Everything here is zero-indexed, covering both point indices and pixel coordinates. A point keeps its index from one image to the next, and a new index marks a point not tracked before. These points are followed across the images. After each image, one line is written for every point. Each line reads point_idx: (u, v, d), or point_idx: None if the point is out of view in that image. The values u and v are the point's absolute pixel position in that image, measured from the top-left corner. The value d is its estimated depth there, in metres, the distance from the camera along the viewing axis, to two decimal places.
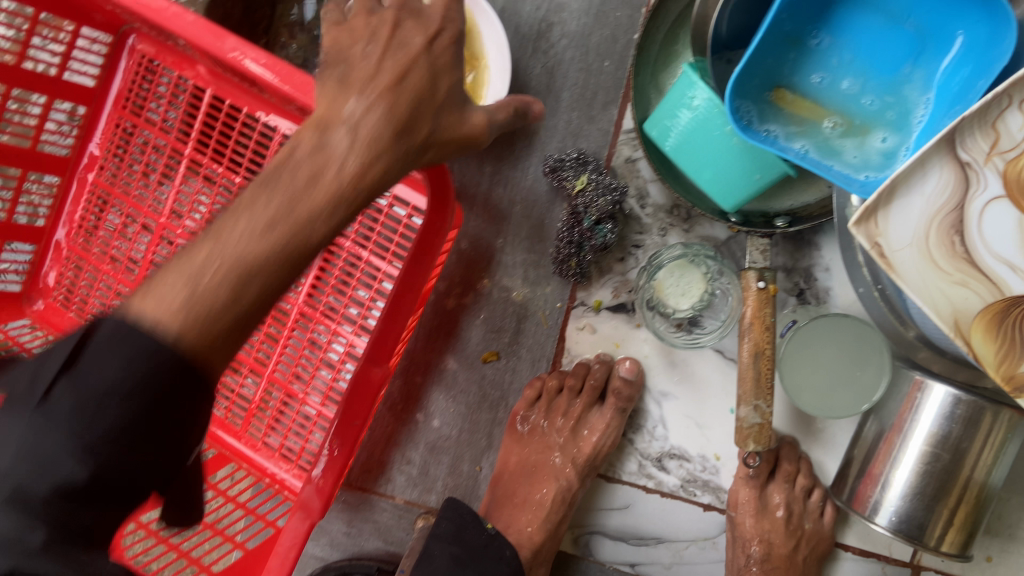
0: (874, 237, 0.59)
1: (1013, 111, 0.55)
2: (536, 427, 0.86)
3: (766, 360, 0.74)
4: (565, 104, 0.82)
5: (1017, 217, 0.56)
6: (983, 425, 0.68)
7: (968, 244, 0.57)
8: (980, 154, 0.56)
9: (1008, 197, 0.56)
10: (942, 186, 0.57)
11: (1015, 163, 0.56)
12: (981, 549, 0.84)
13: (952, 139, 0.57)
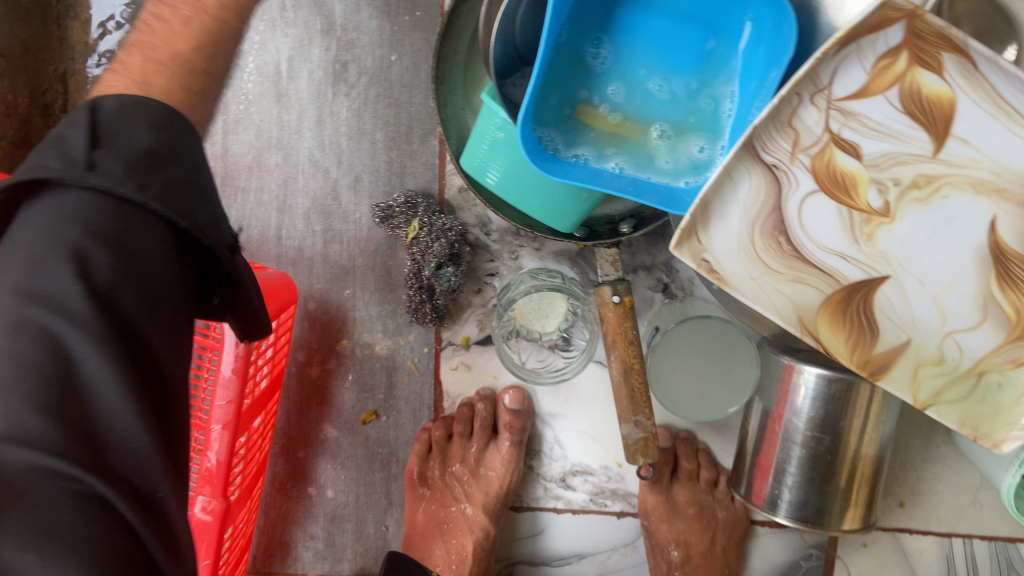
0: (701, 253, 0.57)
1: (807, 106, 0.52)
2: (434, 478, 0.82)
3: (637, 374, 0.72)
4: (382, 144, 0.77)
5: (835, 209, 0.55)
6: (853, 402, 0.67)
7: (794, 243, 0.57)
8: (785, 155, 0.54)
9: (822, 190, 0.54)
10: (755, 192, 0.55)
11: (820, 157, 0.53)
12: (893, 495, 0.84)
13: (753, 146, 0.53)
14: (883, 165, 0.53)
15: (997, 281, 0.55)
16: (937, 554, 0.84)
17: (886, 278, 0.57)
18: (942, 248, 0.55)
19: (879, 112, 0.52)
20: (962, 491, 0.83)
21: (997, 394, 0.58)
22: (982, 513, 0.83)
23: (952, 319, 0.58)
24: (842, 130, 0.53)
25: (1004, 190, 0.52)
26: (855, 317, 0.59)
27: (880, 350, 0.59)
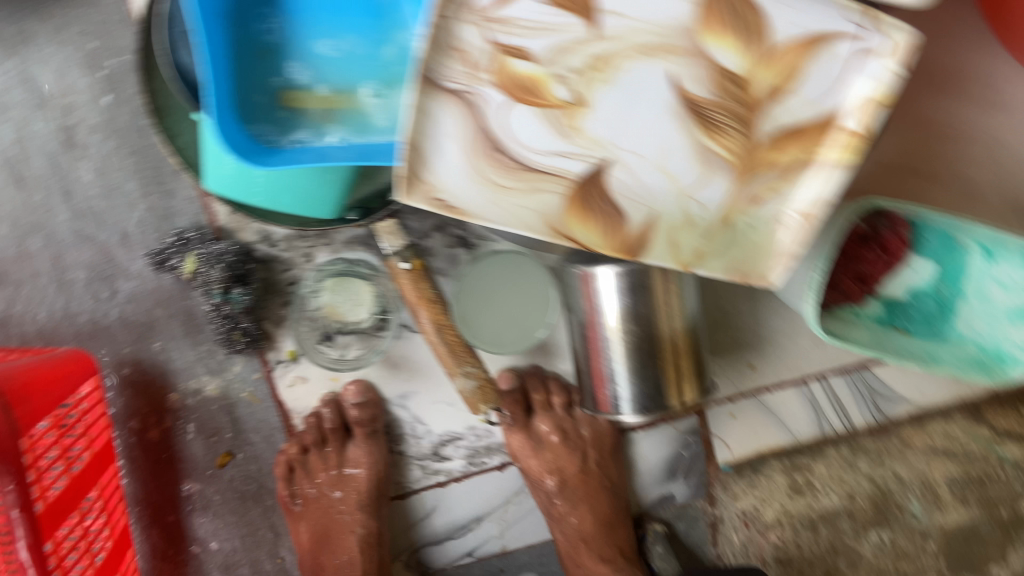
0: (434, 194, 0.58)
1: (466, 26, 0.53)
2: (306, 498, 0.81)
3: (450, 329, 0.73)
4: (137, 193, 0.76)
5: (534, 113, 0.56)
6: (650, 285, 0.69)
7: (514, 157, 0.58)
8: (466, 78, 0.54)
9: (514, 99, 0.56)
10: (456, 122, 0.56)
11: (498, 69, 0.54)
12: (742, 359, 0.86)
13: (433, 81, 0.54)
14: (556, 58, 0.54)
15: (701, 130, 0.58)
16: (799, 401, 0.87)
17: (610, 162, 0.59)
18: (644, 117, 0.57)
19: (528, 10, 0.53)
20: (802, 336, 0.85)
21: (747, 232, 0.63)
22: (826, 351, 0.86)
23: (683, 178, 0.60)
24: (505, 38, 0.53)
25: (670, 46, 0.55)
26: (599, 206, 0.61)
27: (634, 228, 0.62)
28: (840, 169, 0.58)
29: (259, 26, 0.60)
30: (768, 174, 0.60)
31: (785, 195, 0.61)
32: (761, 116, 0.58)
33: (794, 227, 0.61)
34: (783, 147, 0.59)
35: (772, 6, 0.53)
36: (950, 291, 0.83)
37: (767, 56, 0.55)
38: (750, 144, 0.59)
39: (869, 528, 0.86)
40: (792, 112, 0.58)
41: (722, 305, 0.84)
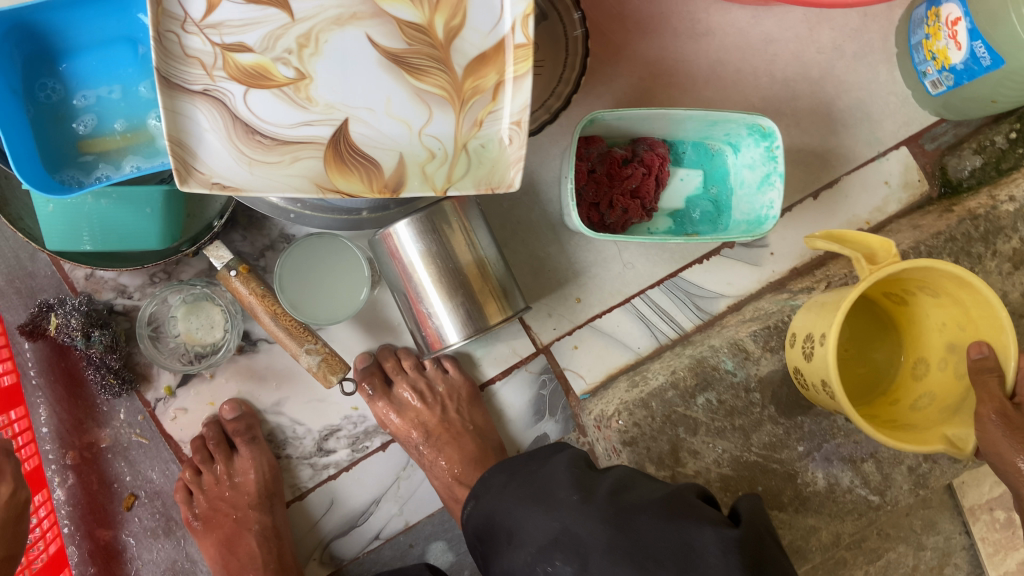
0: (209, 180, 0.70)
1: (188, 37, 0.68)
2: (204, 514, 0.90)
3: (284, 315, 0.83)
4: (4, 281, 0.88)
5: (270, 93, 0.71)
6: (438, 228, 0.82)
7: (268, 134, 0.71)
8: (204, 78, 0.69)
9: (249, 86, 0.70)
10: (210, 115, 0.70)
11: (227, 65, 0.69)
12: (570, 294, 0.97)
13: (175, 85, 0.68)
14: (269, 45, 0.69)
15: (408, 76, 0.73)
16: (629, 319, 0.97)
17: (346, 120, 0.73)
18: (359, 76, 0.72)
19: (235, 13, 0.69)
20: (612, 263, 0.97)
21: (483, 153, 0.75)
22: (638, 270, 0.97)
23: (411, 121, 0.74)
24: (223, 39, 0.69)
25: (356, 14, 0.71)
26: (352, 160, 0.73)
27: (389, 173, 0.74)
28: (524, 76, 0.72)
29: (46, 96, 0.74)
30: (480, 99, 0.74)
31: (499, 112, 0.75)
32: (451, 52, 0.72)
33: (515, 137, 0.74)
34: (480, 73, 0.73)
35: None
36: (718, 188, 0.96)
37: (433, 4, 0.71)
38: (453, 78, 0.73)
39: (694, 393, 0.86)
40: (472, 43, 0.73)
41: (534, 252, 0.96)
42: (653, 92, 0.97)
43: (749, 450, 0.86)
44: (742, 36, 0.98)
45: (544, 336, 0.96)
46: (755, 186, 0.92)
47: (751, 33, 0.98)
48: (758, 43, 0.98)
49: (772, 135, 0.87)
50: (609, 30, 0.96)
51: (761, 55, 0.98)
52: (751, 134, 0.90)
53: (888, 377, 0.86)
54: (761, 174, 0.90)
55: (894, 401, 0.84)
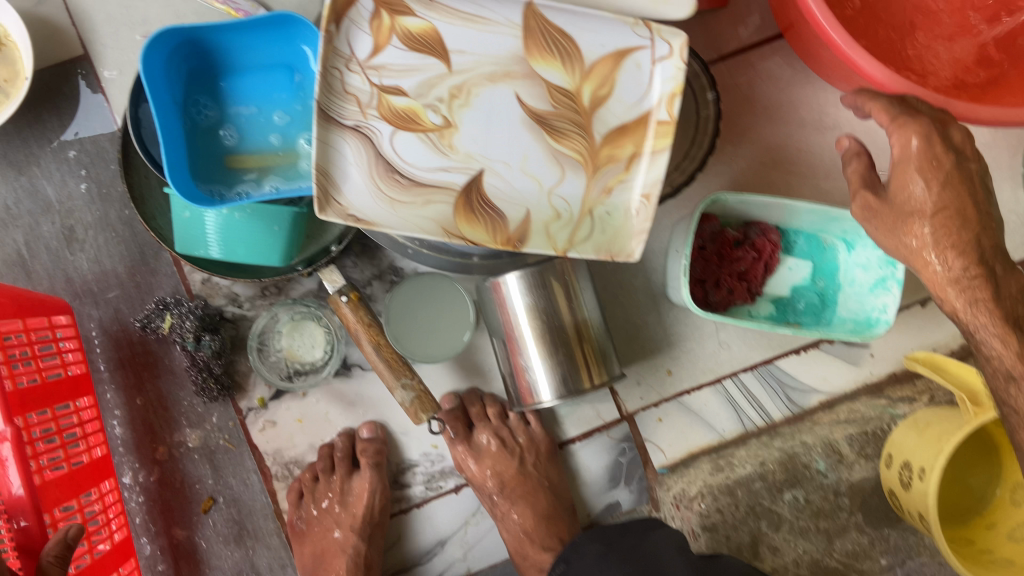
0: (346, 211, 0.73)
1: (350, 75, 0.72)
2: (310, 519, 0.92)
3: (386, 346, 0.85)
4: (125, 273, 0.92)
5: (415, 136, 0.73)
6: (549, 283, 0.83)
7: (406, 175, 0.73)
8: (358, 114, 0.72)
9: (398, 127, 0.73)
10: (355, 150, 0.72)
11: (381, 105, 0.72)
12: (661, 365, 0.96)
13: (329, 117, 0.71)
14: (424, 92, 0.72)
15: (548, 136, 0.74)
16: (717, 400, 0.97)
17: (482, 171, 0.74)
18: (502, 131, 0.74)
19: (397, 58, 0.72)
20: (708, 341, 0.96)
21: (608, 219, 0.77)
22: (733, 351, 0.97)
23: (543, 179, 0.75)
24: (381, 80, 0.72)
25: (509, 73, 0.73)
26: (481, 210, 0.75)
27: (513, 227, 0.76)
28: (661, 152, 0.75)
29: (201, 111, 0.78)
30: (613, 167, 0.75)
31: (630, 183, 0.76)
32: (593, 119, 0.74)
33: (642, 211, 0.76)
34: (618, 143, 0.75)
35: (579, 36, 0.73)
36: (825, 283, 0.96)
37: (585, 71, 0.74)
38: (591, 144, 0.75)
39: (781, 488, 0.96)
40: (615, 114, 0.74)
41: (632, 319, 0.96)
42: (773, 178, 0.98)
43: (830, 555, 0.96)
44: (868, 135, 0.98)
45: (630, 404, 0.96)
46: (868, 288, 0.90)
47: (877, 134, 0.98)
48: (883, 144, 0.98)
49: None
50: (737, 111, 0.96)
51: (883, 157, 0.99)
52: (871, 234, 0.90)
53: (983, 503, 0.84)
54: (876, 276, 0.89)
55: (989, 523, 0.82)
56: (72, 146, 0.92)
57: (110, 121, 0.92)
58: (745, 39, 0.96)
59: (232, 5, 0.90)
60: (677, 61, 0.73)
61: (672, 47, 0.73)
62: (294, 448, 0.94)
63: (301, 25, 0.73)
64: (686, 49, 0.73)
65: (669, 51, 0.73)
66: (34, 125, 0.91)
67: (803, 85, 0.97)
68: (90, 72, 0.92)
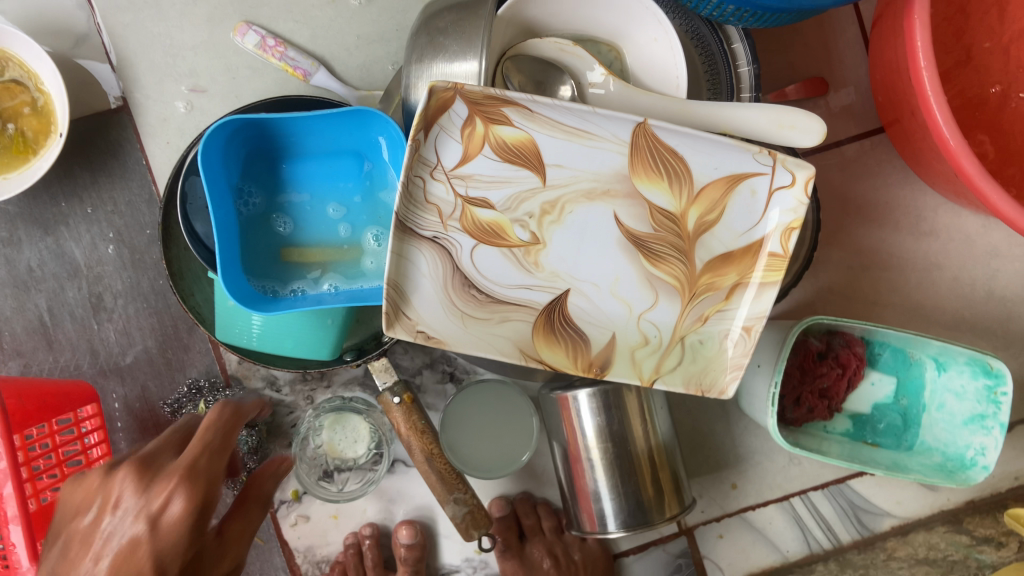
0: (415, 327, 0.64)
1: (433, 183, 0.64)
2: None
3: (439, 457, 0.77)
4: (156, 348, 0.84)
5: (499, 252, 0.65)
6: (623, 404, 0.76)
7: (485, 290, 0.65)
8: (438, 225, 0.64)
9: (480, 241, 0.65)
10: (431, 263, 0.64)
11: (465, 217, 0.65)
12: (726, 478, 0.89)
13: (405, 227, 0.63)
14: (512, 206, 0.65)
15: (645, 260, 0.66)
16: (783, 518, 0.90)
17: (568, 291, 0.66)
18: (595, 251, 0.66)
19: (487, 168, 0.65)
20: (778, 455, 0.89)
21: (701, 351, 0.67)
22: (804, 468, 0.89)
23: (634, 304, 0.67)
24: (467, 191, 0.65)
25: (610, 191, 0.65)
26: (563, 332, 0.67)
27: (597, 350, 0.67)
28: (771, 286, 0.65)
29: (258, 200, 0.70)
30: (712, 295, 0.66)
31: (729, 313, 0.66)
32: (697, 245, 0.66)
33: (741, 344, 0.65)
34: (720, 271, 0.66)
35: (690, 157, 0.64)
36: (909, 401, 0.87)
37: (693, 195, 0.65)
38: (692, 271, 0.66)
39: None
40: (722, 241, 0.66)
41: (699, 427, 0.89)
42: (860, 284, 0.90)
43: None
44: (969, 242, 0.89)
45: (690, 518, 0.89)
46: (959, 420, 0.84)
47: (980, 240, 0.89)
48: (985, 252, 0.89)
49: (999, 376, 0.80)
50: (826, 211, 0.89)
51: (986, 265, 0.90)
52: (969, 364, 0.82)
53: None
54: (971, 410, 0.83)
55: None
56: (104, 207, 0.84)
57: (147, 179, 0.84)
58: (842, 134, 0.89)
59: (289, 63, 0.81)
60: (799, 194, 0.64)
61: (796, 179, 0.64)
62: (327, 545, 0.86)
63: (380, 118, 0.65)
64: (813, 184, 0.64)
65: (792, 181, 0.64)
66: (65, 181, 0.84)
67: (901, 187, 0.89)
68: (129, 125, 0.83)
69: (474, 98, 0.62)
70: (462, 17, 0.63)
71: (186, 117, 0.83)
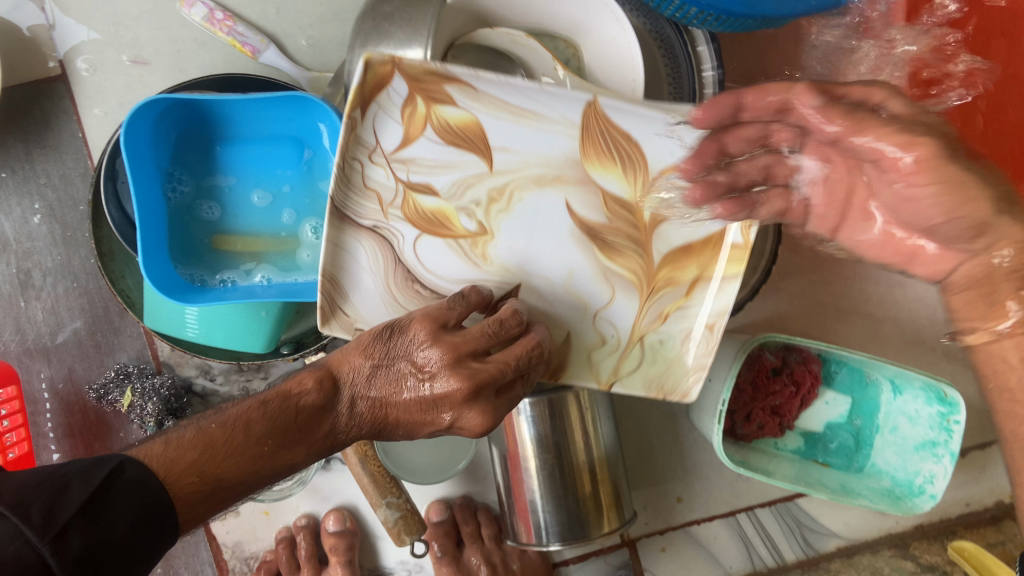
0: (354, 324, 0.63)
1: (372, 167, 0.60)
2: None
3: (373, 459, 0.75)
4: (85, 330, 0.81)
5: (444, 244, 0.62)
6: (563, 413, 0.74)
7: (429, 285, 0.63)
8: (378, 214, 0.61)
9: (423, 232, 0.62)
10: (372, 255, 0.62)
11: (407, 205, 0.61)
12: (672, 491, 0.87)
13: (342, 213, 0.60)
14: (457, 192, 0.61)
15: (600, 253, 0.63)
16: (728, 534, 0.88)
17: (518, 285, 0.63)
18: (546, 242, 0.62)
19: (430, 152, 0.60)
20: (726, 470, 0.87)
21: (661, 351, 0.64)
22: (753, 485, 0.87)
23: (591, 299, 0.64)
24: (409, 176, 0.61)
25: (561, 176, 0.61)
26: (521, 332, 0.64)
27: (556, 346, 0.64)
28: (732, 280, 0.62)
29: (190, 185, 0.67)
30: (671, 292, 0.63)
31: (688, 311, 0.64)
32: (653, 236, 0.62)
33: (704, 341, 0.63)
34: (680, 264, 0.63)
35: (644, 141, 0.59)
36: (862, 422, 0.85)
37: (649, 183, 0.60)
38: (648, 265, 0.63)
39: None
40: (680, 233, 0.62)
41: (648, 438, 0.87)
42: (820, 299, 0.88)
43: None
44: None
45: (633, 530, 0.87)
46: (911, 444, 0.82)
47: None
48: None
49: (954, 405, 0.78)
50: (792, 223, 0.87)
51: None
52: (925, 390, 0.80)
53: None
54: (924, 435, 0.81)
55: None
56: (36, 179, 0.80)
57: (82, 153, 0.80)
58: None
59: (238, 38, 0.77)
60: None
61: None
62: (256, 542, 0.83)
63: (318, 105, 0.62)
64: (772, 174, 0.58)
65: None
66: None
67: None
68: (65, 95, 0.79)
69: (416, 75, 0.56)
70: (410, 3, 0.59)
71: (126, 90, 0.79)
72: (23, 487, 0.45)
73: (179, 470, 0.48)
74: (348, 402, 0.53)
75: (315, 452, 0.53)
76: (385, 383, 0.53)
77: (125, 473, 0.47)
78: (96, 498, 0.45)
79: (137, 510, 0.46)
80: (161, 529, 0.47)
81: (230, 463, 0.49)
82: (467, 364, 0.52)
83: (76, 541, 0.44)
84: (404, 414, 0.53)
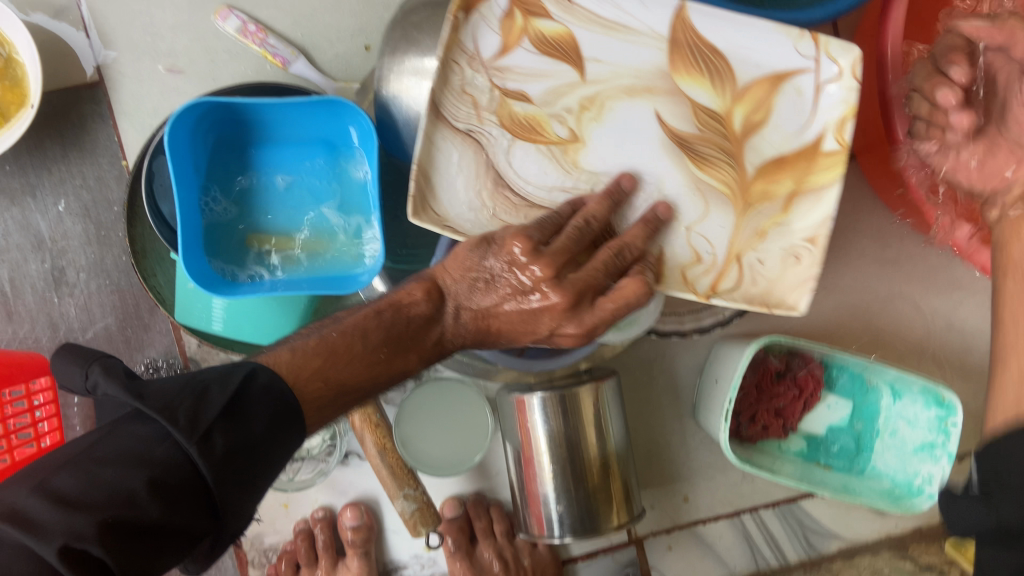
0: (444, 222, 0.58)
1: (470, 73, 0.59)
2: None
3: (392, 452, 0.78)
4: (116, 327, 0.84)
5: (538, 149, 0.60)
6: (574, 408, 0.77)
7: (521, 192, 0.60)
8: (472, 117, 0.59)
9: (519, 138, 0.60)
10: (463, 157, 0.59)
11: (501, 109, 0.60)
12: (679, 491, 0.90)
13: (438, 113, 0.58)
14: (551, 99, 0.60)
15: (693, 164, 0.61)
16: (733, 534, 0.90)
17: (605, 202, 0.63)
18: (637, 152, 0.61)
19: (526, 62, 0.60)
20: (731, 470, 0.90)
21: (760, 272, 0.61)
22: (757, 485, 0.90)
23: (683, 214, 0.61)
24: (504, 83, 0.60)
25: (651, 88, 0.61)
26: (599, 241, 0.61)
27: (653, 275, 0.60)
28: (830, 188, 0.60)
29: (227, 183, 0.71)
30: (767, 207, 0.62)
31: (788, 227, 0.61)
32: (745, 148, 0.61)
33: (807, 256, 0.61)
34: (773, 177, 0.61)
35: (733, 50, 0.60)
36: (863, 425, 0.88)
37: (738, 92, 0.61)
38: (743, 176, 0.61)
39: None
40: (773, 143, 0.61)
41: (656, 438, 0.90)
42: (824, 306, 0.90)
43: None
44: (932, 271, 0.90)
45: (640, 528, 0.90)
46: (910, 447, 0.85)
47: (942, 270, 0.90)
48: (947, 282, 0.91)
49: (951, 407, 0.81)
50: None
51: (947, 295, 0.91)
52: (923, 394, 0.83)
53: None
54: (922, 438, 0.84)
55: None
56: (72, 180, 0.84)
57: (118, 156, 0.83)
58: None
59: (269, 50, 0.81)
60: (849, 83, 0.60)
61: (841, 66, 0.60)
62: (276, 534, 0.86)
63: (349, 108, 0.66)
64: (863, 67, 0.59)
65: (841, 73, 0.60)
66: (35, 152, 0.83)
67: (869, 214, 0.90)
68: (103, 101, 0.83)
69: None
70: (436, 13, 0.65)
71: (161, 97, 0.82)
72: (167, 392, 0.45)
73: (305, 376, 0.51)
74: (452, 313, 0.59)
75: (426, 357, 0.59)
76: (487, 296, 0.58)
77: (257, 378, 0.48)
78: (233, 403, 0.46)
79: (271, 410, 0.48)
80: (292, 426, 0.49)
81: (350, 368, 0.53)
82: (566, 279, 0.55)
83: (220, 439, 0.44)
84: (505, 324, 0.59)
